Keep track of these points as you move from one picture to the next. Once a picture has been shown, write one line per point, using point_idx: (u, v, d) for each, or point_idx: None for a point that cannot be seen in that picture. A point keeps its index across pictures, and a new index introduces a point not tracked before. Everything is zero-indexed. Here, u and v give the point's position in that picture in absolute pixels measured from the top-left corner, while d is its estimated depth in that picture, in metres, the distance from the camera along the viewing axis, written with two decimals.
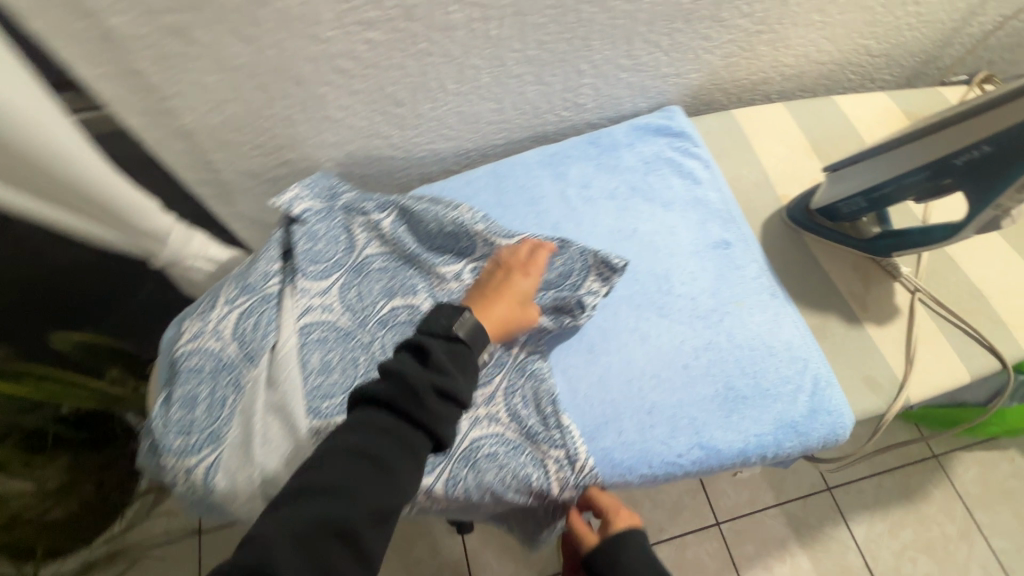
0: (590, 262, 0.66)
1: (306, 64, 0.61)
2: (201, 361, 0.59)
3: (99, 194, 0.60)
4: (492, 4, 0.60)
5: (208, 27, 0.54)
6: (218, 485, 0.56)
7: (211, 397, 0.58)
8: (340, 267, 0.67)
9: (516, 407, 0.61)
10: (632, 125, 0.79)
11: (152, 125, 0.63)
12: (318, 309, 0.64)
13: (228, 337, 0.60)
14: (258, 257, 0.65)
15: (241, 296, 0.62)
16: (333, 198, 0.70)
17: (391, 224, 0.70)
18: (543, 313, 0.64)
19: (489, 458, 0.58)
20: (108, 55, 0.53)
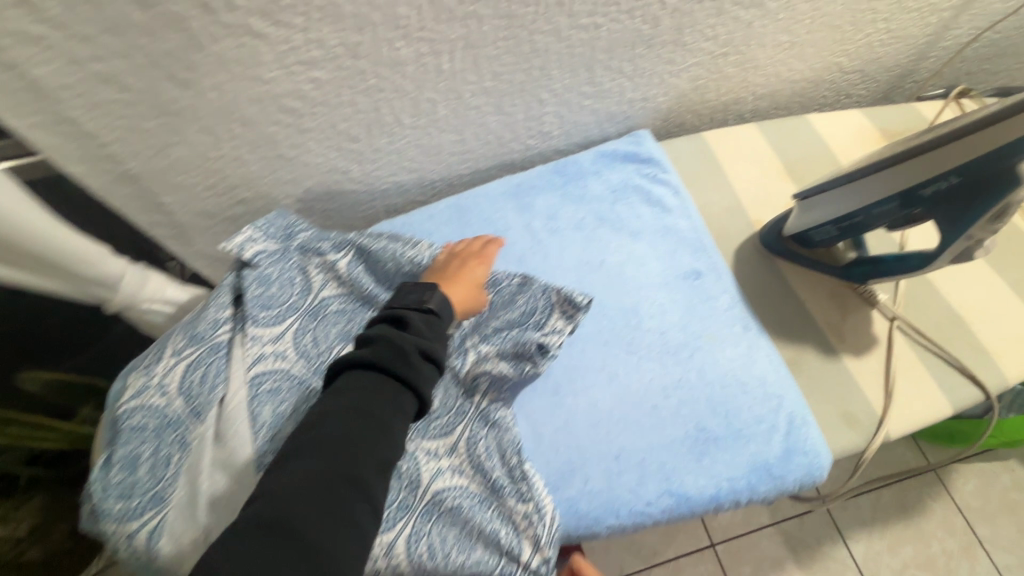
0: (553, 299, 0.64)
1: (251, 105, 0.59)
2: (144, 419, 0.57)
3: (36, 248, 0.57)
4: (441, 38, 0.58)
5: (140, 74, 0.52)
6: (161, 552, 0.53)
7: (155, 456, 0.56)
8: (295, 311, 0.65)
9: (481, 457, 0.58)
10: (599, 152, 0.77)
11: (94, 172, 0.60)
12: (271, 357, 0.61)
13: (174, 392, 0.58)
14: (208, 304, 0.63)
15: (189, 347, 0.60)
16: (289, 237, 0.68)
17: (347, 264, 0.68)
18: (502, 359, 0.61)
19: (453, 513, 0.55)
20: (36, 106, 0.51)
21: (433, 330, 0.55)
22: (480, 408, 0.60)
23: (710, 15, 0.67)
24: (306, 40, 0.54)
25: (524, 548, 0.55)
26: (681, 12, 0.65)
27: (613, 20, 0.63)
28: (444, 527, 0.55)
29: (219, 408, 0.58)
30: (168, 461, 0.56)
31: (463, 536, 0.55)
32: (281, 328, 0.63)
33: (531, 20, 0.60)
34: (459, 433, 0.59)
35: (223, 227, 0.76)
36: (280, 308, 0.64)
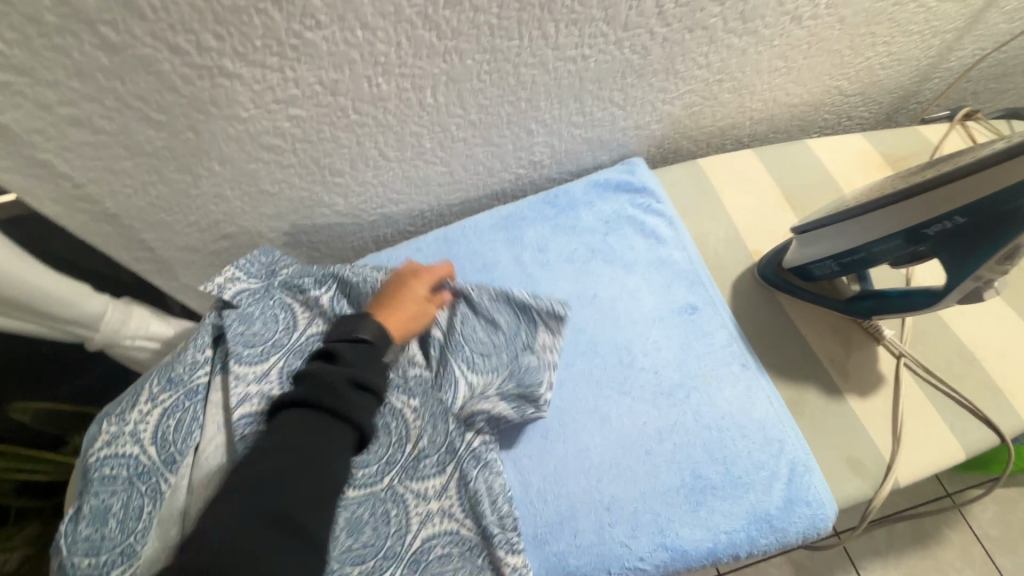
0: (534, 316, 0.63)
1: (229, 143, 0.58)
2: (115, 468, 0.54)
3: (12, 292, 0.56)
4: (422, 73, 0.57)
5: (111, 115, 0.51)
6: None
7: (125, 508, 0.53)
8: (278, 349, 0.62)
9: (470, 505, 0.54)
10: (590, 181, 0.75)
11: (71, 212, 0.59)
12: (255, 399, 0.59)
13: (148, 440, 0.56)
14: (187, 344, 0.61)
15: (164, 392, 0.58)
16: (272, 275, 0.67)
17: (330, 300, 0.66)
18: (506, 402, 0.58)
19: (442, 561, 0.53)
20: (7, 149, 0.50)
21: (367, 359, 0.52)
22: (468, 450, 0.56)
23: (702, 43, 0.65)
24: (282, 79, 0.52)
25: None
26: (671, 42, 0.63)
27: (601, 52, 0.61)
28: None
29: (196, 455, 0.58)
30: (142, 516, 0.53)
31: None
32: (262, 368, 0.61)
33: (515, 54, 0.58)
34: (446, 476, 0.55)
35: (208, 261, 0.75)
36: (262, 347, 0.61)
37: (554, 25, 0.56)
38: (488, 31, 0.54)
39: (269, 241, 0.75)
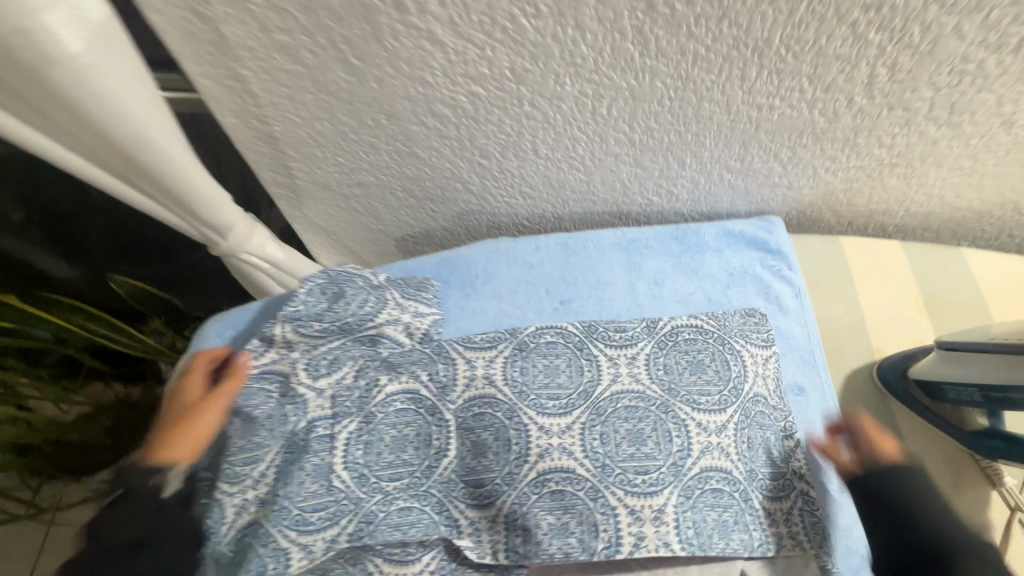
0: (370, 393, 0.57)
1: (404, 103, 0.59)
2: (486, 434, 0.55)
3: (179, 191, 0.60)
4: (608, 84, 0.56)
5: (314, 51, 0.52)
6: (391, 392, 0.57)
7: (499, 437, 0.55)
8: (424, 417, 0.57)
9: (526, 403, 0.56)
10: (724, 229, 0.72)
11: (243, 125, 0.63)
12: (479, 383, 0.58)
13: (499, 384, 0.57)
14: (484, 481, 0.54)
15: (436, 431, 0.56)
16: (428, 440, 0.56)
17: (349, 432, 0.55)
18: (311, 377, 0.57)
19: (629, 413, 0.56)
20: (218, 59, 0.54)
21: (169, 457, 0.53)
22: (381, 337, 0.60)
23: (896, 124, 0.60)
24: (478, 56, 0.53)
25: (708, 411, 0.55)
26: (865, 114, 0.59)
27: (789, 106, 0.58)
28: (602, 391, 0.57)
29: (536, 402, 0.56)
30: (520, 507, 0.53)
31: (630, 492, 0.53)
32: (272, 515, 0.52)
33: (706, 87, 0.56)
34: (457, 351, 0.60)
35: (334, 200, 0.77)
36: (336, 507, 0.53)
37: (757, 69, 0.54)
38: (691, 59, 0.52)
39: (394, 198, 0.76)
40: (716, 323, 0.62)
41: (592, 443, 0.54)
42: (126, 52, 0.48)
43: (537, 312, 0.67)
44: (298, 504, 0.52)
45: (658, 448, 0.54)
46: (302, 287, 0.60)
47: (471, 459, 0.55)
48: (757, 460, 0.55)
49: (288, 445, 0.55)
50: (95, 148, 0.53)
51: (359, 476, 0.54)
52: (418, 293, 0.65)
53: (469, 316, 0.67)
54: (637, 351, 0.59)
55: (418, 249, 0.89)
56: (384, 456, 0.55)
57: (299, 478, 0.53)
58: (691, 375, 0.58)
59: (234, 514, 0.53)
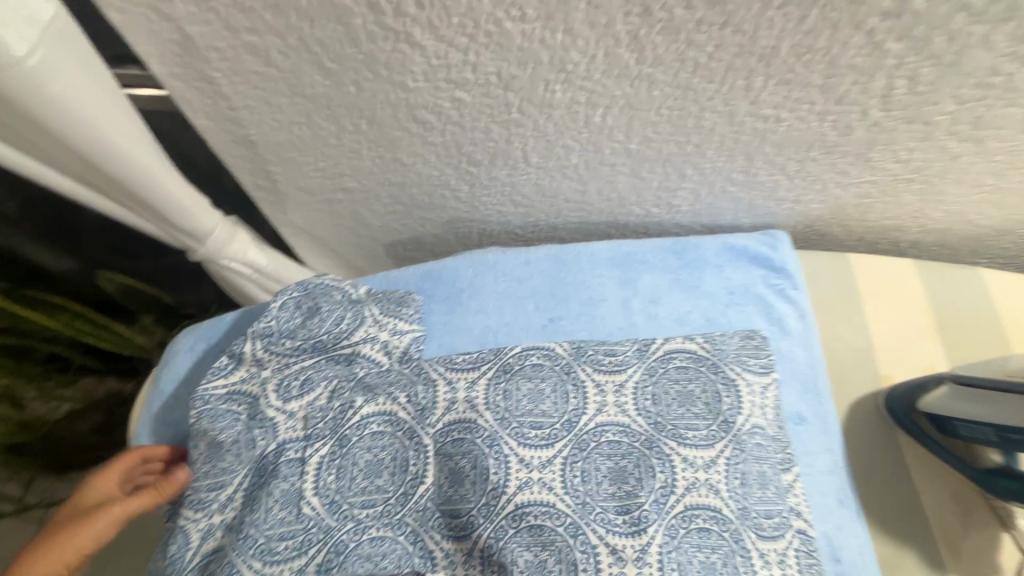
0: (345, 416, 0.55)
1: (384, 108, 0.55)
2: (463, 462, 0.53)
3: (151, 196, 0.58)
4: (602, 92, 0.52)
5: (286, 53, 0.49)
6: (365, 413, 0.55)
7: (476, 466, 0.53)
8: (400, 442, 0.55)
9: (507, 432, 0.54)
10: (726, 244, 0.68)
11: (217, 128, 0.60)
12: (460, 407, 0.56)
13: (480, 410, 0.55)
14: (460, 511, 0.52)
15: (412, 457, 0.54)
16: (403, 466, 0.54)
17: (321, 457, 0.53)
18: (280, 399, 0.55)
19: (612, 446, 0.54)
20: (186, 60, 0.51)
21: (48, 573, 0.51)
22: (359, 355, 0.58)
23: (913, 138, 0.56)
24: (462, 61, 0.49)
25: (693, 446, 0.54)
26: (880, 128, 0.55)
27: (798, 118, 0.54)
28: (586, 422, 0.55)
29: (519, 430, 0.54)
30: (496, 542, 0.50)
31: (610, 530, 0.51)
32: (236, 542, 0.50)
33: (708, 97, 0.52)
34: (437, 372, 0.58)
35: (317, 205, 0.74)
36: (304, 536, 0.51)
37: (763, 79, 0.49)
38: (691, 67, 0.48)
39: (380, 204, 0.73)
40: (713, 349, 0.60)
41: (572, 479, 0.53)
42: (84, 53, 0.45)
43: (525, 330, 0.64)
44: (265, 530, 0.51)
45: (640, 484, 0.52)
46: (275, 301, 0.58)
47: (449, 488, 0.53)
48: (750, 498, 0.53)
49: (257, 469, 0.54)
50: (59, 151, 0.51)
51: (330, 502, 0.52)
52: (399, 309, 0.62)
53: (453, 331, 0.63)
54: (625, 379, 0.58)
55: (407, 255, 0.86)
56: (357, 482, 0.53)
57: (267, 504, 0.51)
58: (679, 408, 0.56)
59: (199, 539, 0.52)
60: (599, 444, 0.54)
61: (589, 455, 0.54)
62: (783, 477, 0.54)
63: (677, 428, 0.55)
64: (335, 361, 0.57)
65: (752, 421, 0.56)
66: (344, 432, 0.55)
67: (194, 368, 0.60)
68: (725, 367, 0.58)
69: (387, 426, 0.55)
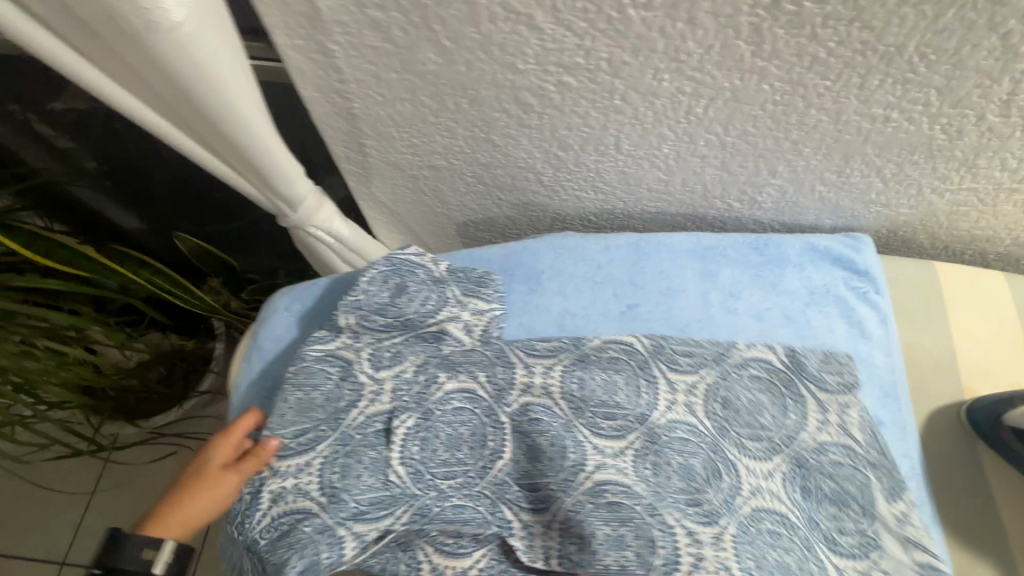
0: (431, 394, 0.57)
1: (489, 88, 0.57)
2: (541, 442, 0.55)
3: (257, 162, 0.61)
4: (710, 83, 0.52)
5: (407, 30, 0.51)
6: (446, 388, 0.57)
7: (554, 446, 0.54)
8: (480, 419, 0.56)
9: (581, 421, 0.55)
10: (809, 244, 0.68)
11: (323, 100, 0.62)
12: (536, 390, 0.57)
13: (557, 397, 0.56)
14: (534, 487, 0.54)
15: (492, 435, 0.56)
16: (481, 441, 0.56)
17: (407, 427, 0.55)
18: (376, 370, 0.57)
19: (683, 442, 0.54)
20: (310, 33, 0.53)
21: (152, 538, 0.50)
22: (446, 333, 0.59)
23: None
24: (576, 45, 0.50)
25: (757, 456, 0.56)
26: (993, 133, 0.53)
27: (907, 119, 0.53)
28: (660, 417, 0.55)
29: (598, 419, 0.55)
30: (576, 515, 0.52)
31: (688, 513, 0.51)
32: (330, 505, 0.52)
33: (818, 94, 0.52)
34: (518, 353, 0.59)
35: (402, 180, 0.76)
36: (391, 499, 0.54)
37: (880, 78, 0.49)
38: (807, 62, 0.48)
39: (463, 182, 0.75)
40: (792, 363, 0.60)
41: (646, 470, 0.53)
42: (222, 22, 0.47)
43: (603, 314, 0.65)
44: (360, 491, 0.53)
45: (708, 480, 0.52)
46: (365, 274, 0.60)
47: (526, 463, 0.55)
48: (815, 507, 0.55)
49: (343, 430, 0.56)
50: (184, 114, 0.53)
51: (414, 472, 0.55)
52: (479, 291, 0.62)
53: (532, 310, 0.65)
54: (698, 382, 0.58)
55: (478, 235, 0.87)
56: (438, 454, 0.55)
57: (358, 469, 0.54)
58: (747, 415, 0.57)
59: (270, 500, 0.53)
60: (673, 438, 0.54)
61: (662, 447, 0.54)
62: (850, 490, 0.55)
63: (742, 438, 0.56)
64: (421, 338, 0.59)
65: (819, 440, 0.57)
66: (428, 405, 0.56)
67: (299, 332, 0.63)
68: (805, 383, 0.59)
69: (467, 402, 0.57)
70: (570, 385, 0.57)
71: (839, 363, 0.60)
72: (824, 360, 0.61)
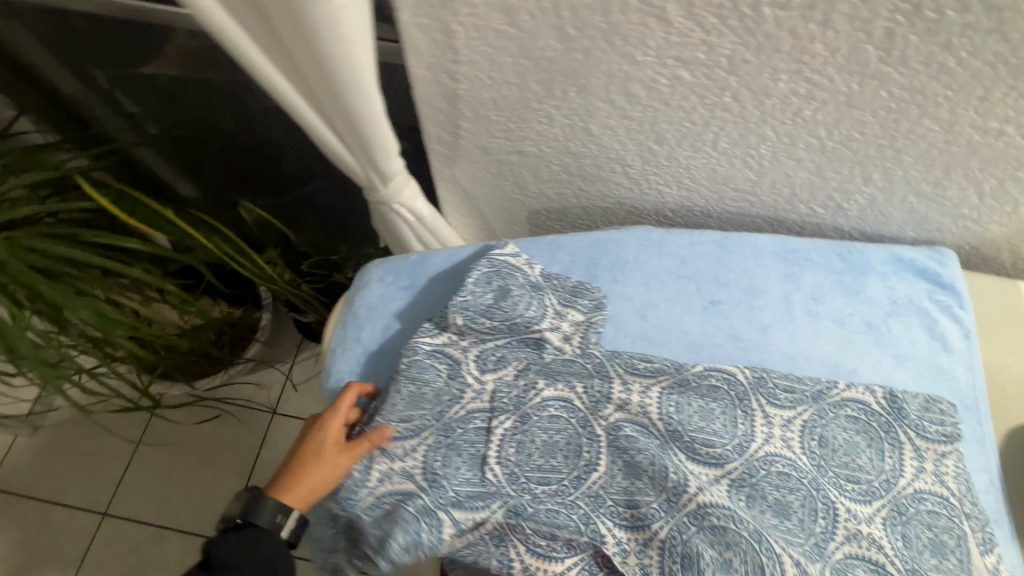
0: (529, 399, 0.60)
1: (600, 78, 0.58)
2: (638, 458, 0.57)
3: (365, 136, 0.63)
4: (826, 86, 0.53)
5: (535, 15, 0.52)
6: (545, 395, 0.60)
7: (653, 464, 0.57)
8: (578, 431, 0.59)
9: (678, 445, 0.58)
10: (893, 254, 0.68)
11: (432, 80, 0.64)
12: (634, 409, 0.59)
13: (654, 417, 0.59)
14: (630, 503, 0.57)
15: (586, 445, 0.58)
16: (577, 451, 0.58)
17: (505, 428, 0.59)
18: (476, 370, 0.61)
19: (780, 477, 0.57)
20: (437, 12, 0.55)
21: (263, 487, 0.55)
22: (548, 341, 0.62)
23: None
24: (700, 41, 0.51)
25: (855, 499, 0.57)
26: None
27: (1021, 134, 0.53)
28: (756, 449, 0.58)
29: (695, 444, 0.57)
30: (677, 537, 0.54)
31: (790, 545, 0.54)
32: (427, 491, 0.56)
33: (934, 103, 0.52)
34: (616, 368, 0.61)
35: (487, 164, 0.78)
36: (488, 495, 0.56)
37: (1003, 90, 0.49)
38: (932, 71, 0.49)
39: (547, 170, 0.76)
40: (890, 407, 0.60)
41: (740, 503, 0.55)
42: None
43: (686, 309, 0.66)
44: (459, 483, 0.57)
45: (802, 523, 0.55)
46: (469, 277, 0.64)
47: (624, 479, 0.58)
48: (917, 556, 0.54)
49: (442, 419, 0.59)
50: (311, 80, 0.56)
51: (511, 473, 0.57)
52: (574, 299, 0.64)
53: (616, 300, 0.67)
54: (795, 417, 0.59)
55: (548, 224, 0.89)
56: (534, 459, 0.58)
57: (454, 461, 0.58)
58: (845, 456, 0.58)
59: (377, 480, 0.57)
60: (770, 472, 0.57)
61: (759, 477, 0.57)
62: (948, 538, 0.55)
63: (838, 480, 0.57)
64: (524, 345, 0.62)
65: (917, 487, 0.57)
66: (528, 410, 0.59)
67: (383, 296, 0.67)
68: (903, 427, 0.59)
69: (568, 412, 0.60)
70: (669, 407, 0.59)
71: (935, 403, 0.60)
72: (925, 406, 0.60)
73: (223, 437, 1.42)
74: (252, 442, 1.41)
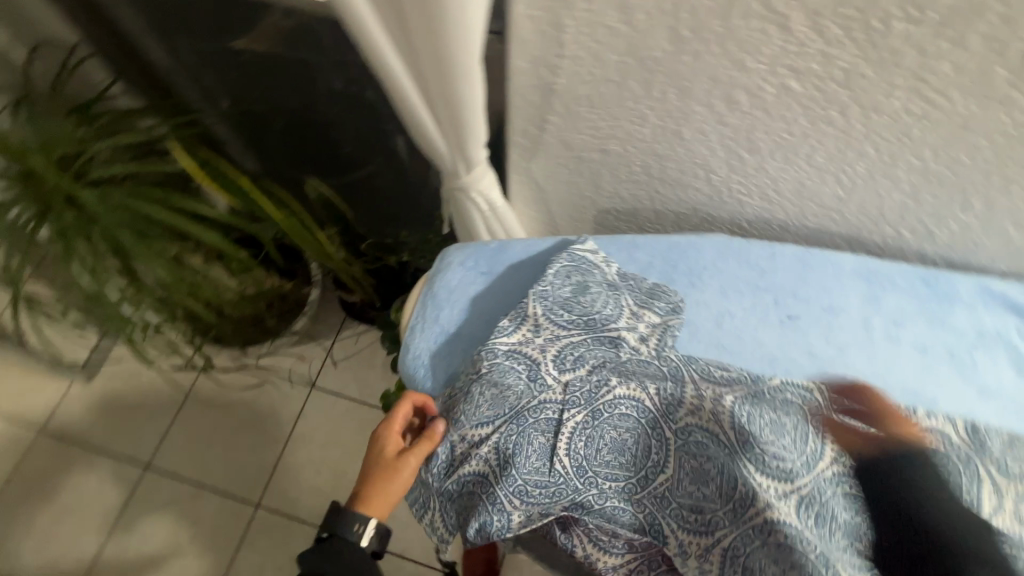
0: (599, 399, 0.59)
1: (704, 82, 0.58)
2: (704, 464, 0.57)
3: (462, 121, 0.64)
4: (943, 107, 0.52)
5: (652, 15, 0.53)
6: (615, 392, 0.59)
7: (720, 473, 0.56)
8: (647, 431, 0.59)
9: (750, 457, 0.54)
10: (983, 284, 0.66)
11: (530, 73, 0.65)
12: (704, 414, 0.57)
13: (727, 425, 0.56)
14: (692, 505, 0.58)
15: (655, 447, 0.59)
16: (646, 452, 0.59)
17: (576, 422, 0.59)
18: (553, 368, 0.60)
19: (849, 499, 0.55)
20: (551, 6, 0.55)
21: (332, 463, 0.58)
22: (626, 341, 0.61)
23: None
24: (818, 52, 0.51)
25: None
26: None
27: None
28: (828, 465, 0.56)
29: (766, 457, 0.54)
30: (740, 546, 0.56)
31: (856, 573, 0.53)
32: (502, 479, 0.57)
33: None
34: (688, 372, 0.60)
35: (566, 160, 0.78)
36: (557, 488, 0.58)
37: None
38: None
39: (626, 170, 0.76)
40: (972, 439, 0.57)
41: (807, 521, 0.54)
42: None
43: (763, 321, 0.66)
44: (530, 472, 0.58)
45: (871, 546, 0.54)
46: (550, 269, 0.65)
47: (691, 483, 0.58)
48: None
49: (514, 409, 0.59)
50: (422, 64, 0.57)
51: (579, 467, 0.58)
52: (650, 301, 0.65)
53: (691, 306, 0.67)
54: (872, 439, 0.57)
55: (615, 224, 0.89)
56: (601, 453, 0.59)
57: (528, 450, 0.58)
58: None
59: (459, 459, 0.59)
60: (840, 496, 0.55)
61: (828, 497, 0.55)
62: None
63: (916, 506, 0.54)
64: (599, 341, 0.62)
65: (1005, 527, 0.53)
66: (599, 407, 0.59)
67: (461, 281, 0.68)
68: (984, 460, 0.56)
69: (637, 412, 0.59)
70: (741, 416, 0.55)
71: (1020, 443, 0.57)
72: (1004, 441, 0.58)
73: (264, 406, 1.45)
74: (290, 413, 1.44)
